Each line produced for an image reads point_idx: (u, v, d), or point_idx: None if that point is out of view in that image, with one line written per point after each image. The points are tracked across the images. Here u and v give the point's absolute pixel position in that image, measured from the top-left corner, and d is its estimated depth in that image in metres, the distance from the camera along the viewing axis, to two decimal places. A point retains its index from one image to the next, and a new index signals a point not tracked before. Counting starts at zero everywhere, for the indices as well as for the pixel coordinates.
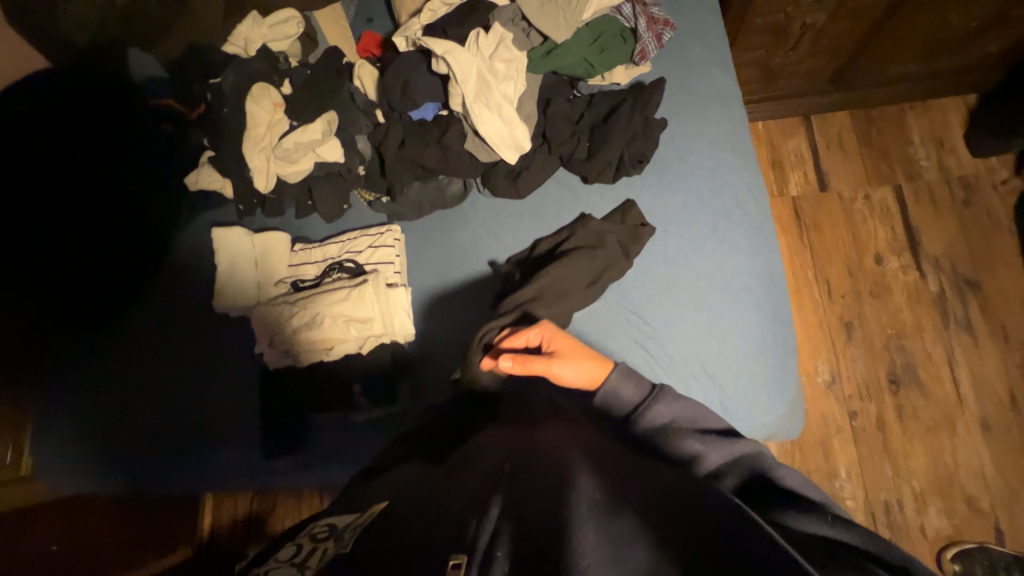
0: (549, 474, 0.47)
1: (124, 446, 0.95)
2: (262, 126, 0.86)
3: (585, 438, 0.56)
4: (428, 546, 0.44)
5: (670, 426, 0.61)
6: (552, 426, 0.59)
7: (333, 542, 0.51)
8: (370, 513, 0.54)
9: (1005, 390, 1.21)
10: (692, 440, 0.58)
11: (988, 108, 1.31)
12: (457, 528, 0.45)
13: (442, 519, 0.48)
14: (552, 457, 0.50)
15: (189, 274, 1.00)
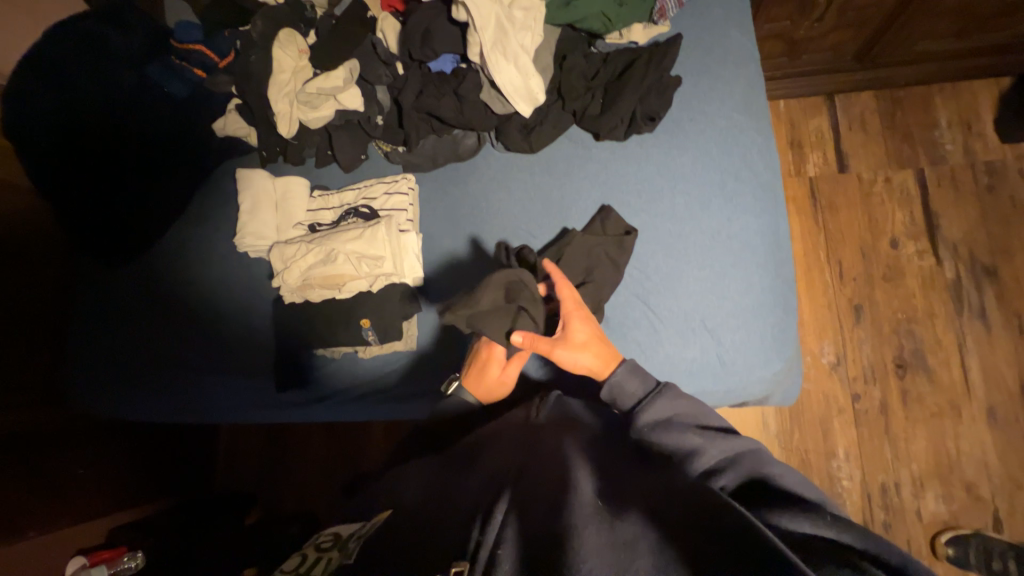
0: (553, 482, 0.55)
1: (151, 373, 1.02)
2: (287, 72, 0.89)
3: (586, 446, 0.63)
4: (444, 538, 0.53)
5: (672, 420, 0.64)
6: (556, 431, 0.66)
7: (335, 552, 0.60)
8: (374, 520, 0.62)
9: (1015, 379, 1.20)
10: (693, 435, 0.62)
11: (1020, 93, 1.27)
12: (468, 525, 0.53)
13: (454, 512, 0.56)
14: (557, 467, 0.58)
15: (214, 217, 1.06)
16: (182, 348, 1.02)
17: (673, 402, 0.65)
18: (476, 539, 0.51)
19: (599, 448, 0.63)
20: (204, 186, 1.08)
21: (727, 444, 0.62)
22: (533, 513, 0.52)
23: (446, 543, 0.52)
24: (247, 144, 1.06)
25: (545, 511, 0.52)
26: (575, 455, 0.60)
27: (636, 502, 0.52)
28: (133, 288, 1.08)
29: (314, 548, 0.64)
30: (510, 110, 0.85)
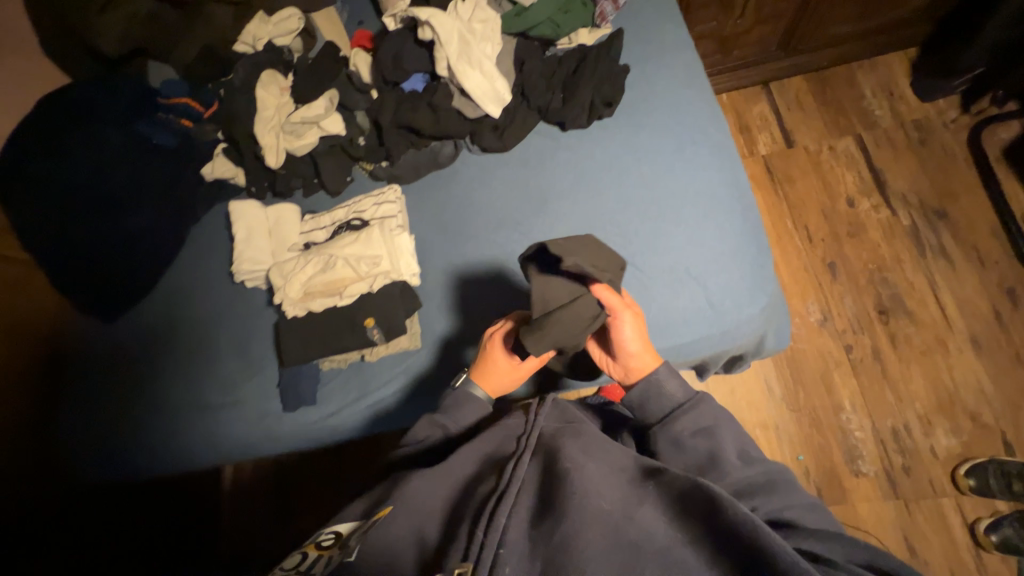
0: (559, 494, 0.56)
1: (159, 418, 1.02)
2: (271, 108, 0.97)
3: (586, 447, 0.64)
4: (447, 556, 0.54)
5: (710, 429, 0.66)
6: (554, 433, 0.67)
7: (339, 549, 0.60)
8: (374, 516, 0.61)
9: (989, 308, 1.26)
10: (731, 451, 0.64)
11: (927, 57, 1.43)
12: (469, 537, 0.54)
13: (455, 527, 0.57)
14: (561, 474, 0.58)
15: (212, 258, 1.11)
16: (189, 387, 1.04)
17: (716, 416, 0.67)
18: (478, 554, 0.52)
19: (598, 449, 0.65)
20: (198, 231, 1.13)
21: (758, 459, 0.65)
22: (544, 533, 0.54)
23: (450, 558, 0.53)
24: (236, 185, 1.11)
25: (556, 527, 0.53)
26: (576, 458, 0.61)
27: (642, 509, 0.55)
28: (136, 338, 1.10)
29: (314, 547, 0.63)
30: (480, 114, 0.93)
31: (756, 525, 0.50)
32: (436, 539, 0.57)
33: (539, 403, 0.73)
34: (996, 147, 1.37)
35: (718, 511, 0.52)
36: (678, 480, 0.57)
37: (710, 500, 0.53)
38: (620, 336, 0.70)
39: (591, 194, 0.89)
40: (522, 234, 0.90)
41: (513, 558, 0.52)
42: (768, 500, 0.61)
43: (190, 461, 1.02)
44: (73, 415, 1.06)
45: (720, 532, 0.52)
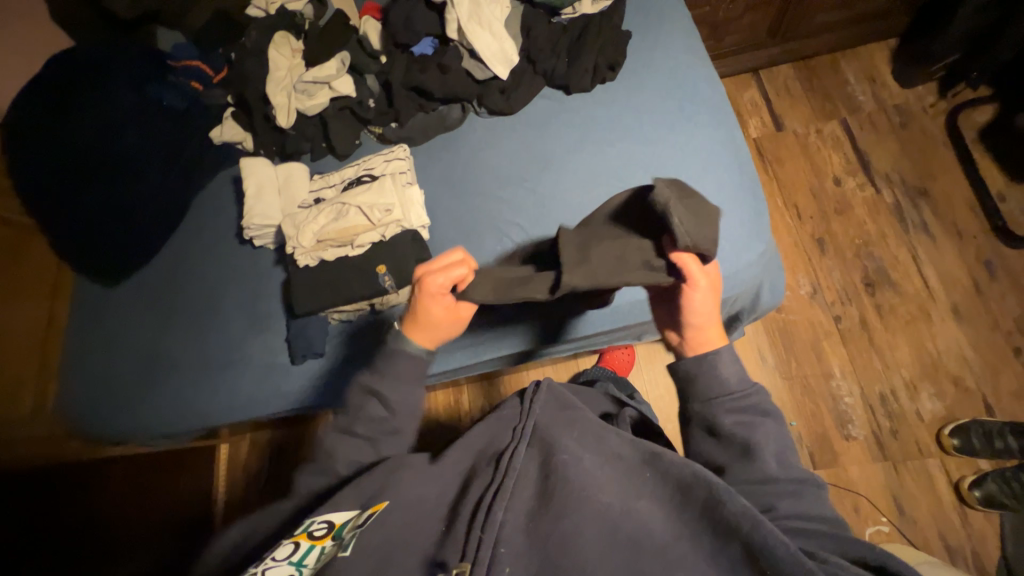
0: (557, 487, 0.56)
1: (168, 378, 1.05)
2: (283, 69, 1.01)
3: (582, 439, 0.63)
4: (442, 554, 0.52)
5: (757, 424, 0.63)
6: (550, 423, 0.64)
7: (334, 543, 0.57)
8: (366, 514, 0.59)
9: (968, 279, 1.33)
10: (767, 452, 0.61)
11: (906, 46, 1.51)
12: (464, 532, 0.53)
13: (450, 524, 0.56)
14: (558, 467, 0.57)
15: (218, 221, 1.11)
16: (200, 347, 1.05)
17: (761, 412, 0.64)
18: (474, 552, 0.50)
19: (595, 442, 0.63)
20: (203, 195, 1.14)
21: (791, 471, 0.62)
22: (541, 527, 0.53)
23: (445, 557, 0.52)
24: (244, 150, 1.12)
25: (553, 521, 0.52)
26: (573, 451, 0.60)
27: (640, 502, 0.56)
28: (142, 301, 1.11)
29: (305, 536, 0.60)
30: (488, 76, 0.97)
31: (755, 518, 0.50)
32: (430, 538, 0.56)
33: (534, 389, 0.70)
34: (972, 130, 1.44)
35: (717, 505, 0.53)
36: (677, 472, 0.57)
37: (709, 493, 0.54)
38: (693, 307, 0.68)
39: (595, 152, 0.92)
40: (529, 190, 0.93)
41: (510, 555, 0.50)
42: (791, 507, 0.58)
43: (195, 419, 1.03)
44: (89, 380, 1.09)
45: (718, 525, 0.52)
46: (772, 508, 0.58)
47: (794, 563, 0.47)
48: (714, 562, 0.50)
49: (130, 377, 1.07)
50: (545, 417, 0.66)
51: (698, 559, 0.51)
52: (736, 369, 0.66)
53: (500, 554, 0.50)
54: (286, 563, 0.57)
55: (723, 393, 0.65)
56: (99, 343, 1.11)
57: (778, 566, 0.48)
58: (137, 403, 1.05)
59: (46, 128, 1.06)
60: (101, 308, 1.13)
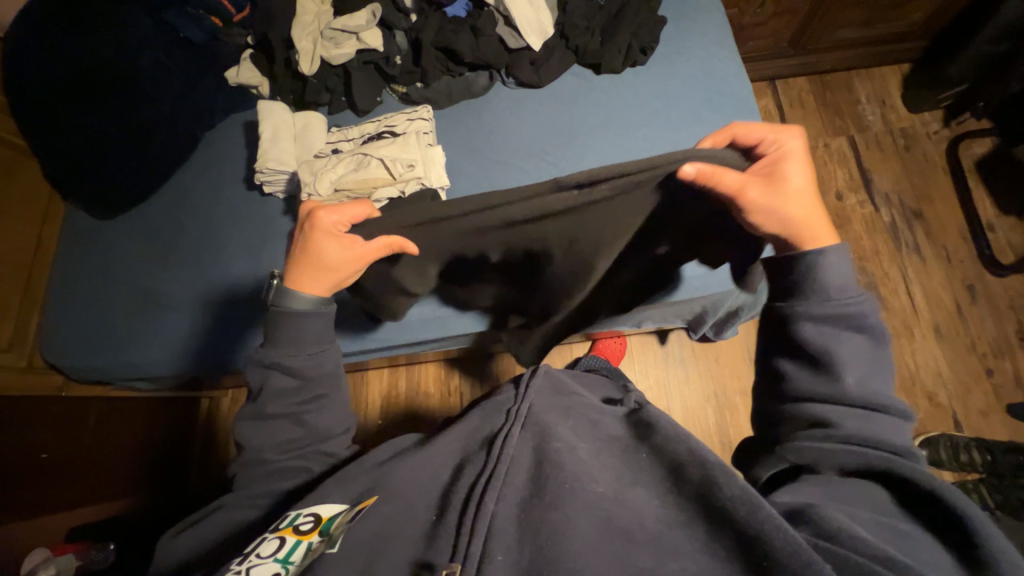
0: (548, 475, 0.52)
1: (157, 320, 1.02)
2: (310, 15, 1.00)
3: (577, 428, 0.61)
4: (430, 551, 0.48)
5: (846, 334, 0.53)
6: (545, 407, 0.63)
7: (323, 541, 0.53)
8: (360, 509, 0.56)
9: (952, 301, 1.39)
10: (846, 367, 0.52)
11: (918, 72, 1.56)
12: (454, 524, 0.49)
13: (442, 513, 0.52)
14: (551, 455, 0.54)
15: (230, 166, 1.09)
16: (195, 291, 1.02)
17: (851, 325, 0.54)
18: (464, 549, 0.46)
19: (589, 427, 0.62)
20: (215, 139, 1.12)
21: (875, 393, 0.51)
22: (530, 519, 0.49)
23: (432, 557, 0.48)
24: (259, 95, 1.12)
25: (544, 513, 0.48)
26: (567, 439, 0.57)
27: (633, 491, 0.52)
28: (140, 239, 1.08)
29: (290, 531, 0.55)
30: (521, 46, 0.97)
31: (751, 501, 0.44)
32: (418, 534, 0.51)
33: (532, 374, 0.68)
34: (970, 160, 1.50)
35: (711, 490, 0.47)
36: (670, 452, 0.54)
37: (704, 474, 0.49)
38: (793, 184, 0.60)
39: (619, 134, 0.93)
40: (550, 163, 0.93)
41: (499, 554, 0.46)
42: (854, 428, 0.50)
43: (184, 364, 1.01)
44: (79, 314, 1.05)
45: (709, 510, 0.47)
46: (833, 425, 0.51)
47: (790, 555, 0.40)
48: (711, 555, 0.45)
49: (116, 317, 1.03)
50: (541, 402, 0.64)
51: (696, 552, 0.45)
52: (839, 273, 0.54)
53: (490, 550, 0.46)
54: (272, 561, 0.53)
55: (805, 295, 0.55)
56: (91, 278, 1.07)
57: (782, 560, 0.41)
58: (120, 344, 1.02)
59: (50, 48, 1.01)
60: (95, 243, 1.10)
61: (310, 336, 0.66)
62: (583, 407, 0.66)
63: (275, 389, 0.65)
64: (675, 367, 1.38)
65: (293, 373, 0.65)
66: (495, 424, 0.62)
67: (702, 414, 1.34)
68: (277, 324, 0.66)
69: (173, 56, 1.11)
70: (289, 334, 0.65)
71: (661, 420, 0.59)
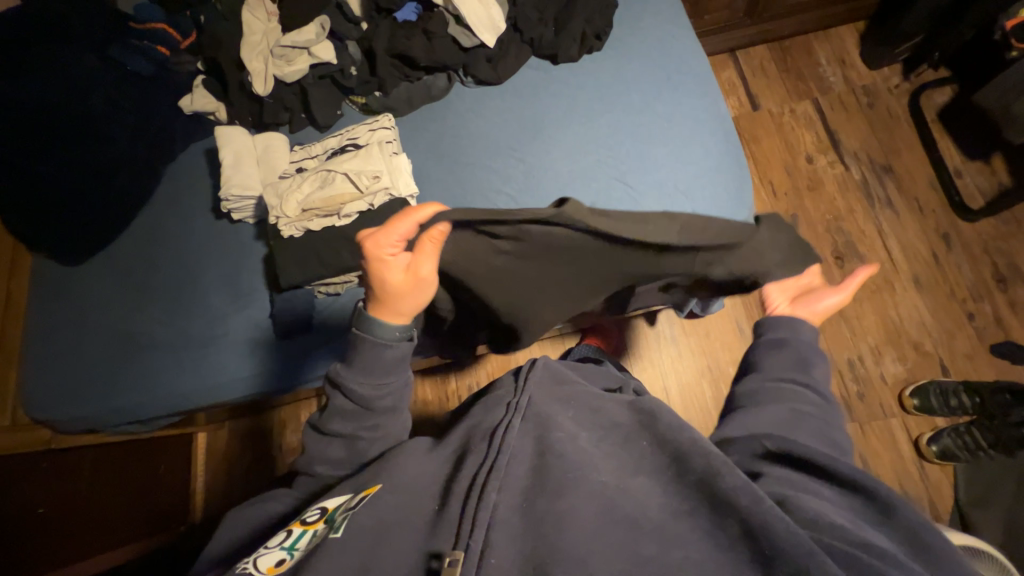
0: (551, 465, 0.52)
1: (137, 358, 1.00)
2: (258, 34, 0.98)
3: (577, 417, 0.61)
4: (435, 541, 0.48)
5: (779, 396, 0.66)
6: (544, 400, 0.62)
7: (327, 523, 0.54)
8: (362, 495, 0.56)
9: (927, 249, 1.41)
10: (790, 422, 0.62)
11: (873, 29, 1.57)
12: (456, 517, 0.49)
13: (444, 503, 0.52)
14: (553, 445, 0.54)
15: (196, 196, 1.08)
16: (175, 324, 1.01)
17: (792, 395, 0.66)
18: (465, 538, 0.46)
19: (590, 417, 0.61)
20: (177, 171, 1.10)
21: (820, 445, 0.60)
22: (534, 510, 0.49)
23: (438, 545, 0.47)
24: (217, 120, 1.10)
25: (548, 503, 0.49)
26: (569, 431, 0.57)
27: (637, 481, 0.52)
28: (111, 279, 1.07)
29: (299, 524, 0.56)
30: (475, 44, 0.96)
31: (756, 493, 0.46)
32: (422, 520, 0.52)
33: (530, 367, 0.68)
34: (933, 110, 1.52)
35: (713, 478, 0.48)
36: (673, 440, 0.54)
37: (706, 464, 0.49)
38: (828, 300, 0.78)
39: (584, 122, 0.93)
40: (518, 159, 0.92)
41: (501, 546, 0.46)
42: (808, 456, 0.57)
43: (168, 401, 0.99)
44: (57, 363, 1.03)
45: (715, 500, 0.47)
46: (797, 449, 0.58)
47: (792, 540, 0.42)
48: (711, 541, 0.45)
49: (95, 360, 1.02)
50: (540, 394, 0.63)
51: (698, 540, 0.45)
52: (790, 354, 0.71)
53: (494, 542, 0.46)
54: (279, 548, 0.53)
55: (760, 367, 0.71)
56: (65, 325, 1.05)
57: (783, 546, 0.42)
58: (101, 388, 1.00)
59: None
60: (66, 288, 1.08)
61: (382, 366, 0.66)
62: (584, 397, 0.65)
63: (337, 408, 0.68)
64: (667, 347, 1.39)
65: (355, 399, 0.66)
66: (495, 418, 0.61)
67: (698, 389, 1.35)
68: (357, 349, 0.66)
69: (123, 89, 1.08)
70: (365, 362, 0.66)
71: (664, 409, 0.59)
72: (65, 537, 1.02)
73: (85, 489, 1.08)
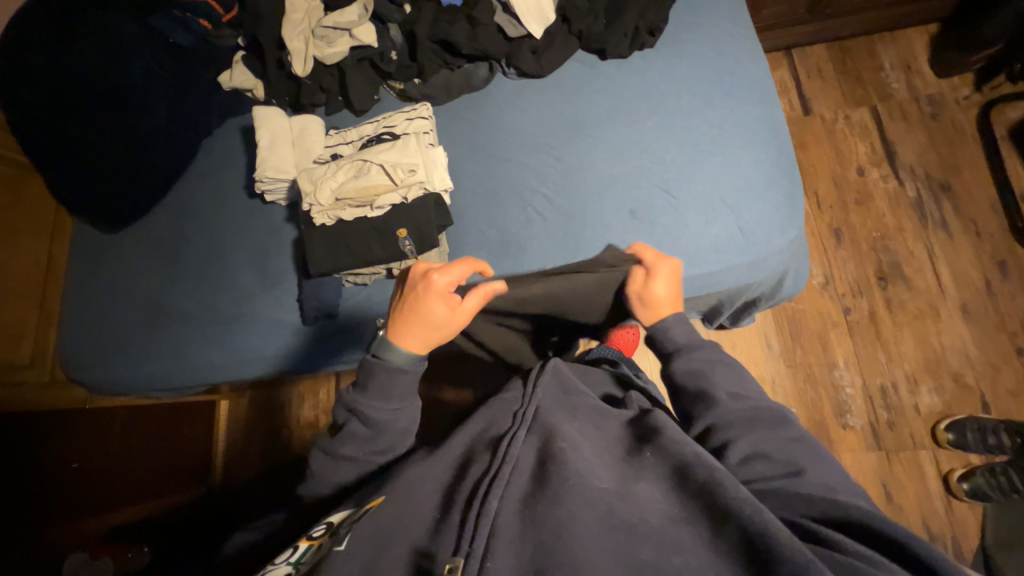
0: (552, 475, 0.50)
1: (167, 330, 1.03)
2: (300, 12, 0.96)
3: (582, 427, 0.59)
4: (434, 543, 0.49)
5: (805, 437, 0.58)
6: (550, 406, 0.60)
7: (330, 537, 0.54)
8: (366, 505, 0.56)
9: (980, 276, 1.33)
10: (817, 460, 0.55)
11: (947, 33, 1.45)
12: (457, 525, 0.49)
13: (447, 509, 0.52)
14: (555, 453, 0.52)
15: (230, 173, 1.08)
16: (204, 300, 1.02)
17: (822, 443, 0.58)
18: (467, 545, 0.46)
19: (595, 430, 0.59)
20: (213, 147, 1.11)
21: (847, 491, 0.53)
22: (535, 516, 0.47)
23: (436, 549, 0.48)
24: (254, 97, 1.10)
25: (547, 508, 0.47)
26: (572, 438, 0.55)
27: (638, 486, 0.50)
28: (146, 251, 1.09)
29: (304, 540, 0.57)
30: (520, 34, 0.93)
31: (757, 504, 0.44)
32: (425, 524, 0.52)
33: (539, 370, 0.65)
34: (1003, 126, 1.41)
35: (714, 490, 0.46)
36: (677, 452, 0.51)
37: (709, 475, 0.48)
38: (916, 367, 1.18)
39: (628, 124, 0.89)
40: (556, 158, 0.89)
41: (501, 552, 0.45)
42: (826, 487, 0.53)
43: (195, 375, 1.01)
44: (91, 328, 1.07)
45: (716, 512, 0.45)
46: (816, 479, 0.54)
47: (793, 551, 0.40)
48: (713, 551, 0.44)
49: (128, 330, 1.05)
50: (547, 400, 0.60)
51: (698, 549, 0.44)
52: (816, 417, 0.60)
53: (494, 548, 0.45)
54: (284, 564, 0.54)
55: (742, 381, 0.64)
56: (101, 292, 1.08)
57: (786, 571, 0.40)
58: (131, 357, 1.03)
59: (40, 59, 0.99)
60: (103, 257, 1.11)
61: (398, 390, 0.65)
62: (589, 406, 0.62)
63: (347, 433, 0.66)
64: None
65: (366, 423, 0.65)
66: (501, 425, 0.60)
67: None
68: (371, 372, 0.65)
69: (164, 61, 1.08)
70: (379, 385, 0.64)
71: (668, 424, 0.55)
72: (95, 489, 1.05)
73: (118, 444, 1.13)
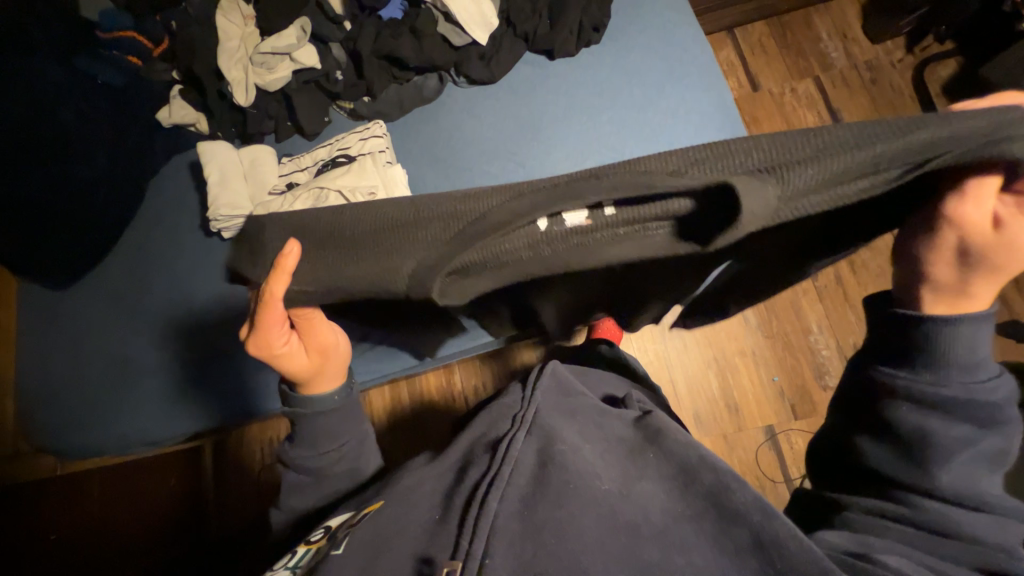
0: (554, 476, 0.49)
1: (135, 382, 0.98)
2: (235, 40, 0.93)
3: (583, 429, 0.57)
4: (433, 546, 0.47)
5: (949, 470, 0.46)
6: (550, 408, 0.57)
7: (327, 542, 0.53)
8: (365, 511, 0.55)
9: None
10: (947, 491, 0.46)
11: (876, 1, 1.51)
12: (457, 526, 0.47)
13: (445, 512, 0.49)
14: (557, 456, 0.51)
15: (183, 212, 1.04)
16: (170, 346, 0.98)
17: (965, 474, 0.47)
18: (466, 546, 0.44)
19: (596, 428, 0.59)
20: (161, 187, 1.06)
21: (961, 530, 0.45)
22: (535, 518, 0.46)
23: (434, 552, 0.46)
24: (198, 131, 1.06)
25: (548, 512, 0.46)
26: (573, 441, 0.53)
27: (641, 486, 0.50)
28: (101, 303, 1.03)
29: (303, 544, 0.56)
30: (466, 42, 0.92)
31: (768, 509, 0.45)
32: (423, 524, 0.50)
33: (538, 372, 0.62)
34: (938, 84, 1.48)
35: (723, 492, 0.47)
36: (682, 454, 0.52)
37: (716, 479, 0.49)
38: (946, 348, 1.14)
39: (585, 122, 0.89)
40: (518, 163, 0.89)
41: (501, 552, 0.44)
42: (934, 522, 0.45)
43: (168, 425, 0.97)
44: (51, 392, 1.01)
45: (722, 509, 0.47)
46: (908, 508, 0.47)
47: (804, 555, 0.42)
48: (715, 545, 0.45)
49: (91, 388, 0.99)
50: (547, 403, 0.58)
51: (702, 544, 0.45)
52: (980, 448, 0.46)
53: (494, 550, 0.44)
54: (284, 570, 0.53)
55: (917, 365, 0.46)
56: (57, 352, 1.03)
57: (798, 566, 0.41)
58: (99, 416, 0.98)
59: None
60: (56, 315, 1.05)
61: (327, 434, 0.64)
62: (588, 408, 0.61)
63: (292, 484, 0.66)
64: (673, 339, 1.37)
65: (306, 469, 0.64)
66: (500, 429, 0.57)
67: (705, 379, 1.35)
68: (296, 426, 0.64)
69: (96, 103, 1.03)
70: (307, 435, 0.64)
71: (669, 425, 0.57)
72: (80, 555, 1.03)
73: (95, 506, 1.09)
